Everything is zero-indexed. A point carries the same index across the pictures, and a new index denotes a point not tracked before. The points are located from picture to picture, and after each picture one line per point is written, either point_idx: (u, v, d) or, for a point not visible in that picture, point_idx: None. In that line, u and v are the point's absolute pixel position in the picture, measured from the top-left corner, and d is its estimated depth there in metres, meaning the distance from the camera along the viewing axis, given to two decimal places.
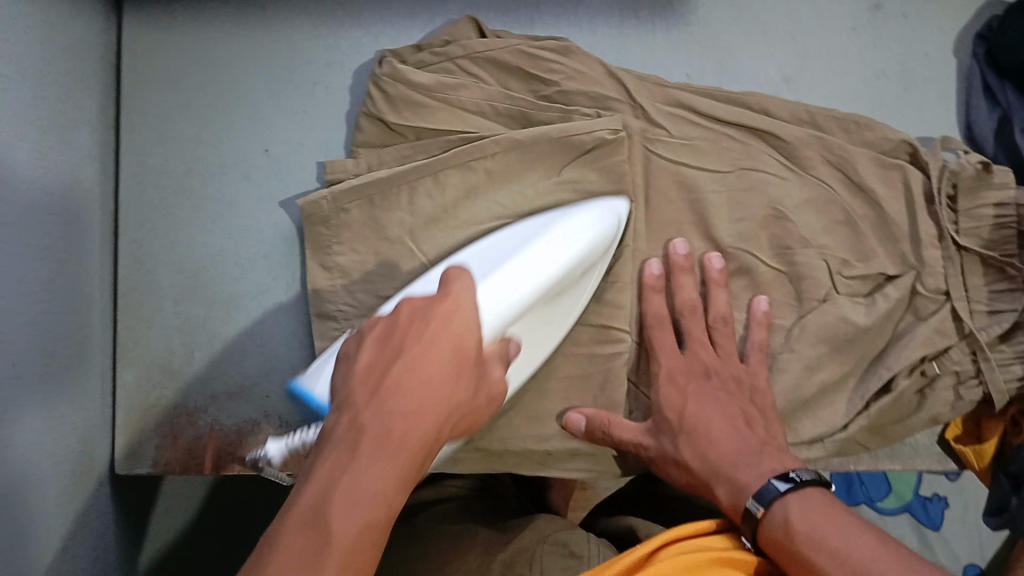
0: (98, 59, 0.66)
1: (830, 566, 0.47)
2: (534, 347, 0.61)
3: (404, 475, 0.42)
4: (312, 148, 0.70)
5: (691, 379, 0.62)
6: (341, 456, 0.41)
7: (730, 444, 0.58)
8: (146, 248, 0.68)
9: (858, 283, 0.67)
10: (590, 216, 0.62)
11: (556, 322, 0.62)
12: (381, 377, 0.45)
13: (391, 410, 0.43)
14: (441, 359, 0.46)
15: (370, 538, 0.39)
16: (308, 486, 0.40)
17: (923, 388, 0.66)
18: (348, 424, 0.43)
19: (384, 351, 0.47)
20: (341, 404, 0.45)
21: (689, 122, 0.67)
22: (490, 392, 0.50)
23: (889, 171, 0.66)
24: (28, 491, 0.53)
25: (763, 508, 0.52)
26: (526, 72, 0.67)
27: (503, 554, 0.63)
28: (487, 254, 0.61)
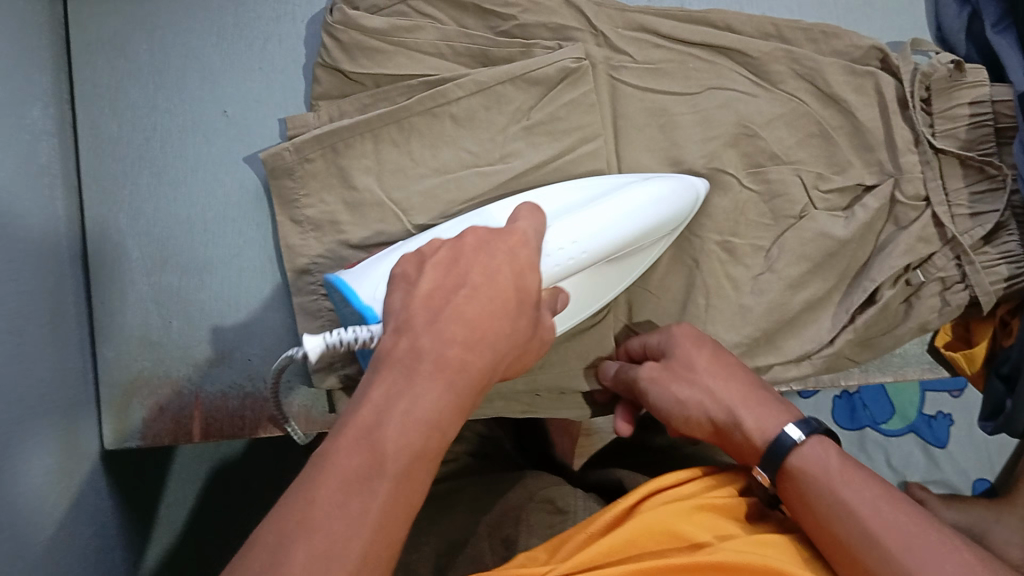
0: (46, 29, 0.64)
1: (873, 519, 0.46)
2: (581, 304, 0.59)
3: (456, 408, 0.40)
4: (271, 104, 0.69)
5: (702, 337, 0.58)
6: (398, 377, 0.39)
7: (751, 386, 0.55)
8: (112, 221, 0.67)
9: (836, 196, 0.66)
10: (674, 181, 0.60)
11: (617, 280, 0.61)
12: (445, 300, 0.42)
13: (451, 335, 0.41)
14: (507, 296, 0.43)
15: (422, 466, 0.38)
16: (364, 403, 0.39)
17: (910, 297, 0.66)
18: (408, 344, 0.40)
19: (447, 275, 0.44)
20: (398, 319, 0.42)
21: (653, 45, 0.66)
22: (544, 342, 0.48)
23: (860, 79, 0.65)
24: (15, 466, 0.53)
25: (802, 441, 0.50)
26: (480, 7, 0.65)
27: (490, 515, 0.62)
28: (544, 201, 0.60)
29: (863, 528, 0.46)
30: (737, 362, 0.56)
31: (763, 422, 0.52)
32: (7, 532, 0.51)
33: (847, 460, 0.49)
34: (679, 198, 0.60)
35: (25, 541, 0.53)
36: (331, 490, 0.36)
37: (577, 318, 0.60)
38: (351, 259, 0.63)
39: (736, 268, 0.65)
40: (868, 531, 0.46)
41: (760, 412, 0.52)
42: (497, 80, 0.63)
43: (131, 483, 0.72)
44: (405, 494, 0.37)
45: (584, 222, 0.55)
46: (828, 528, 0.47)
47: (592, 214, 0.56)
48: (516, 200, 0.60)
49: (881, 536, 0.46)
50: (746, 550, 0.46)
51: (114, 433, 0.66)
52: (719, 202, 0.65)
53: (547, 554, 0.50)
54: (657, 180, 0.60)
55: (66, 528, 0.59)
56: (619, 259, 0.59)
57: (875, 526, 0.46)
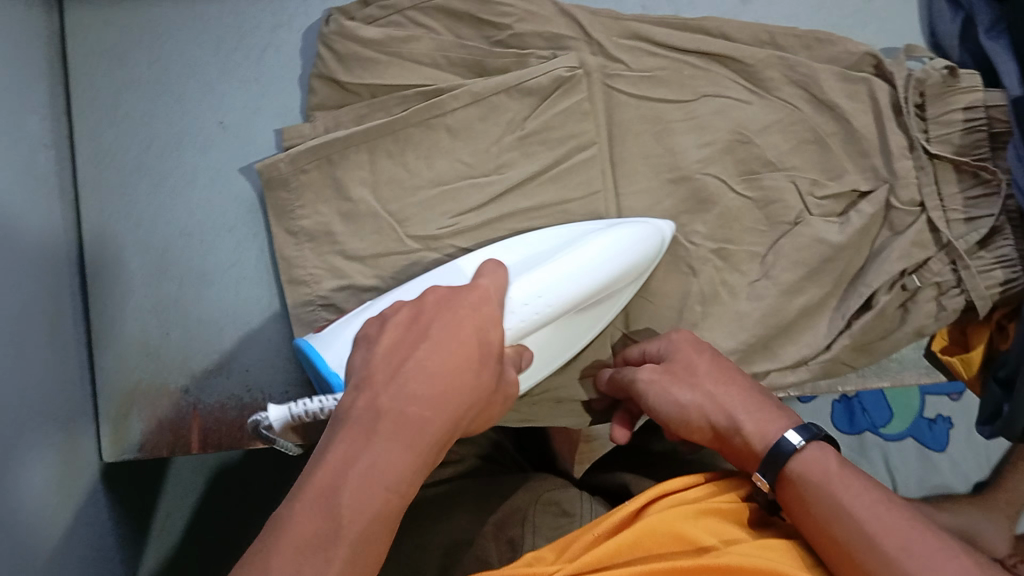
0: (43, 42, 0.65)
1: (874, 526, 0.46)
2: (553, 354, 0.60)
3: (415, 467, 0.40)
4: (267, 115, 0.69)
5: (704, 346, 0.59)
6: (357, 436, 0.40)
7: (749, 391, 0.55)
8: (110, 233, 0.67)
9: (831, 202, 0.66)
10: (631, 229, 0.60)
11: (580, 332, 0.61)
12: (404, 360, 0.43)
13: (409, 396, 0.41)
14: (468, 350, 0.44)
15: (377, 529, 0.38)
16: (322, 462, 0.39)
17: (906, 302, 0.65)
18: (365, 404, 0.41)
19: (407, 333, 0.44)
20: (358, 378, 0.43)
21: (647, 53, 0.66)
22: (509, 394, 0.48)
23: (855, 85, 0.65)
24: (14, 480, 0.53)
25: (804, 445, 0.50)
26: (475, 17, 0.65)
27: (495, 516, 0.62)
28: (510, 250, 0.60)
29: (863, 532, 0.46)
30: (736, 368, 0.57)
31: (763, 425, 0.52)
32: (7, 546, 0.52)
33: (847, 464, 0.49)
34: (636, 245, 0.60)
35: (25, 554, 0.54)
36: (286, 557, 0.36)
37: (544, 371, 0.60)
38: (347, 268, 0.64)
39: (732, 274, 0.66)
40: (867, 536, 0.46)
41: (760, 416, 0.52)
42: (492, 90, 0.63)
43: (130, 492, 0.72)
44: (360, 561, 0.38)
45: (538, 280, 0.55)
46: (829, 532, 0.47)
47: (544, 271, 0.56)
48: (485, 250, 0.61)
49: (880, 539, 0.46)
50: (751, 554, 0.46)
51: (113, 444, 0.66)
52: (715, 208, 0.65)
53: (553, 554, 0.50)
54: (624, 230, 0.60)
55: (65, 540, 0.60)
56: (588, 308, 0.60)
57: (873, 530, 0.46)
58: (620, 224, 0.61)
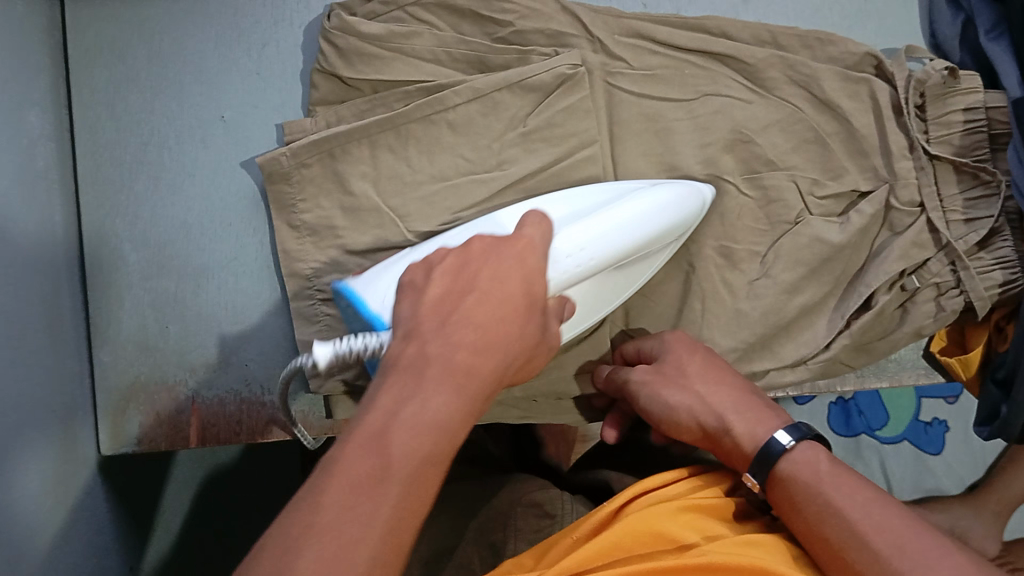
0: (43, 35, 0.64)
1: (865, 521, 0.46)
2: (596, 307, 0.59)
3: (467, 411, 0.40)
4: (268, 109, 0.69)
5: (697, 344, 0.59)
6: (409, 379, 0.40)
7: (741, 391, 0.55)
8: (110, 226, 0.67)
9: (832, 202, 0.66)
10: (675, 189, 0.60)
11: (619, 288, 0.60)
12: (452, 310, 0.43)
13: (461, 340, 0.41)
14: (512, 303, 0.44)
15: (432, 467, 0.38)
16: (375, 403, 0.39)
17: (904, 302, 0.66)
18: (416, 349, 0.41)
19: (454, 284, 0.45)
20: (408, 326, 0.43)
21: (649, 52, 0.66)
22: (549, 349, 0.48)
23: (855, 86, 0.65)
24: (13, 473, 0.53)
25: (792, 445, 0.50)
26: (477, 13, 0.65)
27: (476, 521, 0.63)
28: (550, 202, 0.60)
29: (854, 532, 0.46)
30: (729, 368, 0.57)
31: (752, 427, 0.52)
32: (7, 539, 0.52)
33: (838, 466, 0.50)
34: (680, 204, 0.60)
35: (25, 548, 0.54)
36: (342, 489, 0.35)
37: (581, 326, 0.59)
38: (347, 263, 0.64)
39: (732, 273, 0.65)
40: (858, 536, 0.46)
41: (749, 418, 0.52)
42: (494, 87, 0.63)
43: (129, 487, 0.72)
44: (416, 495, 0.37)
45: (583, 232, 0.55)
46: (820, 531, 0.47)
47: (589, 224, 0.55)
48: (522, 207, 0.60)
49: (871, 540, 0.46)
50: (732, 551, 0.46)
51: (111, 438, 0.66)
52: (715, 207, 0.65)
53: (535, 559, 0.50)
54: (666, 188, 0.60)
55: (65, 535, 0.60)
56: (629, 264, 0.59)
57: (865, 530, 0.46)
58: (666, 183, 0.60)
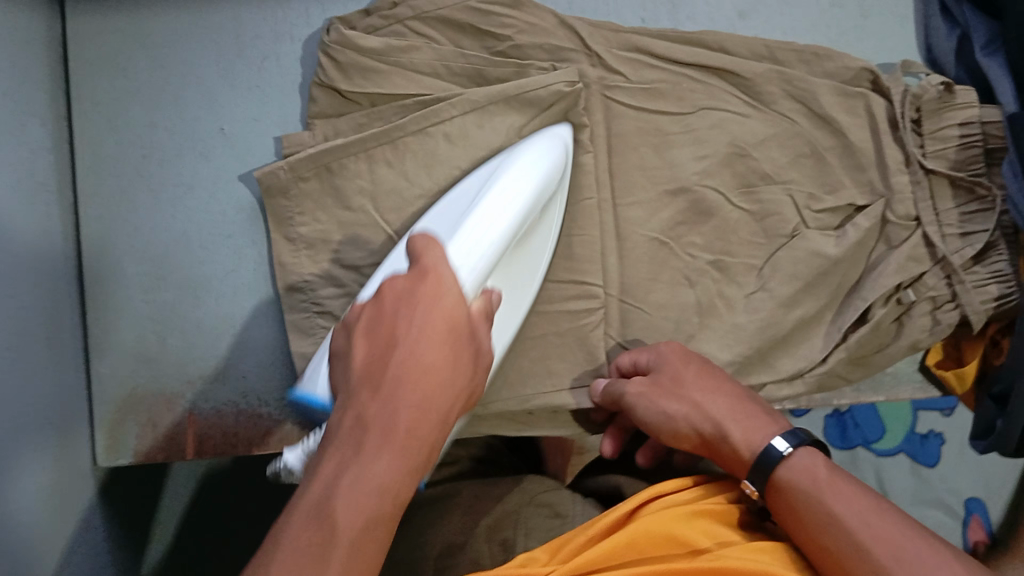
0: (45, 48, 0.65)
1: (862, 527, 0.46)
2: (515, 301, 0.60)
3: (411, 470, 0.40)
4: (269, 122, 0.69)
5: (692, 354, 0.59)
6: (344, 458, 0.39)
7: (738, 398, 0.55)
8: (109, 238, 0.67)
9: (828, 216, 0.66)
10: (539, 148, 0.60)
11: (528, 269, 0.60)
12: (382, 373, 0.41)
13: (396, 404, 0.40)
14: (439, 343, 0.42)
15: (372, 538, 0.38)
16: (311, 488, 0.39)
17: (900, 316, 0.66)
18: (352, 419, 0.40)
19: (376, 339, 0.42)
20: (344, 391, 0.42)
21: (647, 66, 0.66)
22: (488, 365, 0.47)
23: (853, 101, 0.66)
24: (11, 488, 0.53)
25: (789, 454, 0.50)
26: (477, 28, 0.66)
27: (488, 517, 0.62)
28: (440, 220, 0.59)
29: (852, 539, 0.46)
30: (726, 376, 0.57)
31: (751, 434, 0.52)
32: (3, 550, 0.52)
33: (836, 471, 0.50)
34: (550, 160, 0.59)
35: (21, 559, 0.54)
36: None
37: (510, 330, 0.60)
38: (344, 276, 0.64)
39: (729, 286, 0.66)
40: (857, 543, 0.46)
41: (748, 425, 0.53)
42: (492, 101, 0.63)
43: (128, 499, 0.72)
44: (360, 567, 0.37)
45: (474, 231, 0.52)
46: (818, 537, 0.47)
47: (476, 222, 0.52)
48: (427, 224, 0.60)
49: (870, 546, 0.45)
50: (746, 558, 0.46)
51: (107, 451, 0.66)
52: (712, 220, 0.66)
53: (547, 555, 0.51)
54: (519, 158, 0.58)
55: (59, 545, 0.59)
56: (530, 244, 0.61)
57: (864, 537, 0.46)
58: (529, 145, 0.60)
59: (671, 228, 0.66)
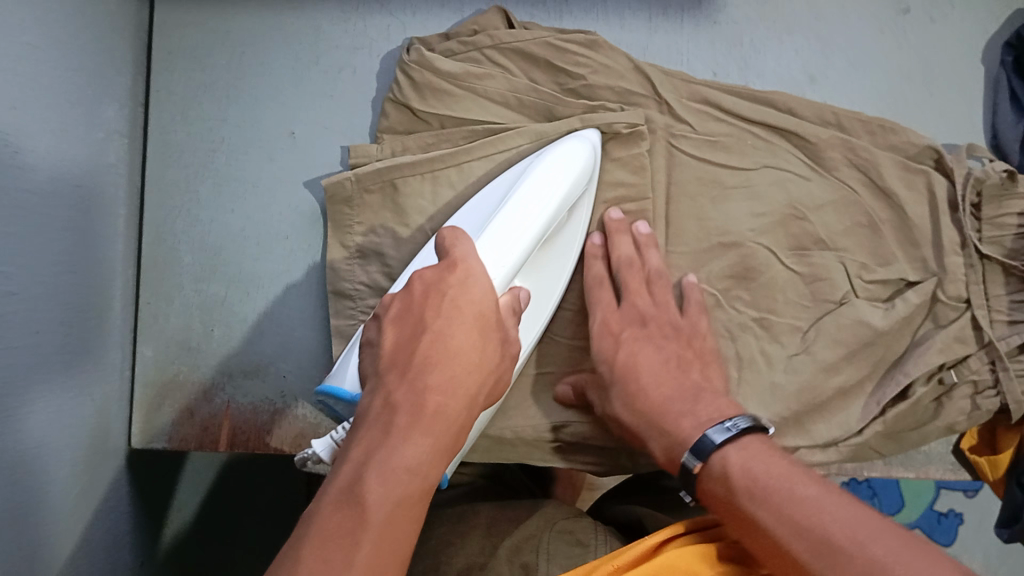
0: (130, 36, 0.67)
1: (776, 522, 0.44)
2: (541, 300, 0.62)
3: (441, 451, 0.41)
4: (337, 131, 0.70)
5: (628, 328, 0.62)
6: (377, 434, 0.40)
7: (658, 409, 0.56)
8: (169, 225, 0.68)
9: (878, 287, 0.66)
10: (565, 149, 0.60)
11: (552, 268, 0.62)
12: (408, 358, 0.43)
13: (426, 384, 0.42)
14: (467, 328, 0.44)
15: (405, 512, 0.39)
16: (343, 467, 0.40)
17: (940, 396, 0.65)
18: (383, 401, 0.42)
19: (404, 326, 0.45)
20: (376, 377, 0.44)
21: (713, 119, 0.67)
22: (514, 353, 0.49)
23: (913, 176, 0.66)
24: (49, 460, 0.54)
25: (699, 464, 0.51)
26: (551, 63, 0.67)
27: (509, 540, 0.62)
28: (467, 220, 0.60)
29: (774, 541, 0.44)
30: (651, 381, 0.58)
31: (669, 453, 0.54)
32: (37, 520, 0.53)
33: (755, 461, 0.48)
34: (577, 161, 0.60)
35: (49, 531, 0.54)
36: (316, 549, 0.36)
37: (534, 332, 0.61)
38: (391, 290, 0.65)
39: (771, 345, 0.66)
40: (775, 541, 0.44)
41: (663, 440, 0.55)
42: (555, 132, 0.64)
43: (150, 481, 0.73)
44: (392, 541, 0.38)
45: (503, 226, 0.55)
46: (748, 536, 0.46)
47: (505, 217, 0.56)
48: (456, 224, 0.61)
49: (791, 546, 0.43)
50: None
51: (142, 433, 0.67)
52: (761, 277, 0.66)
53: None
54: (556, 155, 0.59)
55: (86, 524, 0.60)
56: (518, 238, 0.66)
57: (781, 537, 0.43)
58: (558, 146, 0.60)
59: (719, 280, 0.66)
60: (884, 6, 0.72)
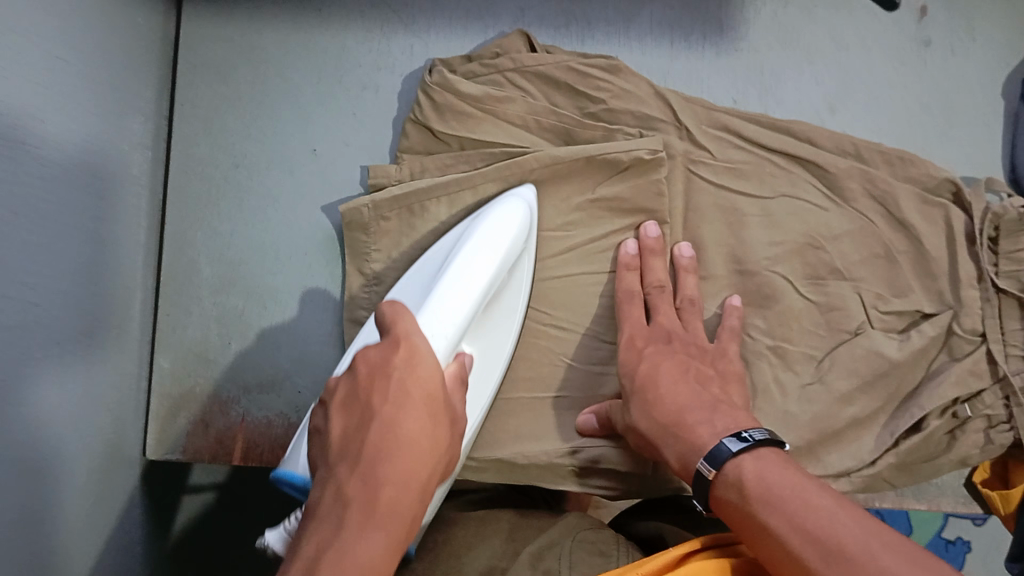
0: (156, 52, 0.68)
1: (789, 532, 0.44)
2: (490, 363, 0.61)
3: (394, 541, 0.41)
4: (357, 150, 0.71)
5: (650, 343, 0.62)
6: (329, 529, 0.40)
7: (673, 419, 0.55)
8: (190, 238, 0.69)
9: (894, 318, 0.66)
10: (499, 212, 0.60)
11: (501, 328, 0.62)
12: (358, 449, 0.43)
13: (377, 475, 0.42)
14: (417, 413, 0.44)
15: None
16: (296, 563, 0.40)
17: (954, 429, 0.65)
18: (334, 492, 0.42)
19: (352, 413, 0.45)
20: (326, 468, 0.44)
21: (732, 145, 0.68)
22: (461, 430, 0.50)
23: (932, 210, 0.66)
24: (66, 470, 0.55)
25: (713, 472, 0.50)
26: (572, 87, 0.68)
27: (531, 546, 0.61)
28: (413, 288, 0.60)
29: (786, 552, 0.43)
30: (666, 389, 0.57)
31: (683, 461, 0.53)
32: (53, 529, 0.54)
33: (771, 470, 0.47)
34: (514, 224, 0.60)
35: (63, 542, 0.55)
36: None
37: (484, 398, 0.60)
38: None
39: (785, 373, 0.66)
40: (793, 554, 0.43)
41: (679, 447, 0.54)
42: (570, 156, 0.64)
43: (162, 487, 0.74)
44: None
45: (445, 295, 0.54)
46: (759, 544, 0.45)
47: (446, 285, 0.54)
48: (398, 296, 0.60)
49: (803, 556, 0.42)
50: None
51: (157, 443, 0.67)
52: (776, 305, 0.66)
53: None
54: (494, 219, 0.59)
55: (99, 533, 0.61)
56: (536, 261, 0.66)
57: (794, 548, 0.43)
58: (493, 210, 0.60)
59: None
60: (904, 38, 0.73)
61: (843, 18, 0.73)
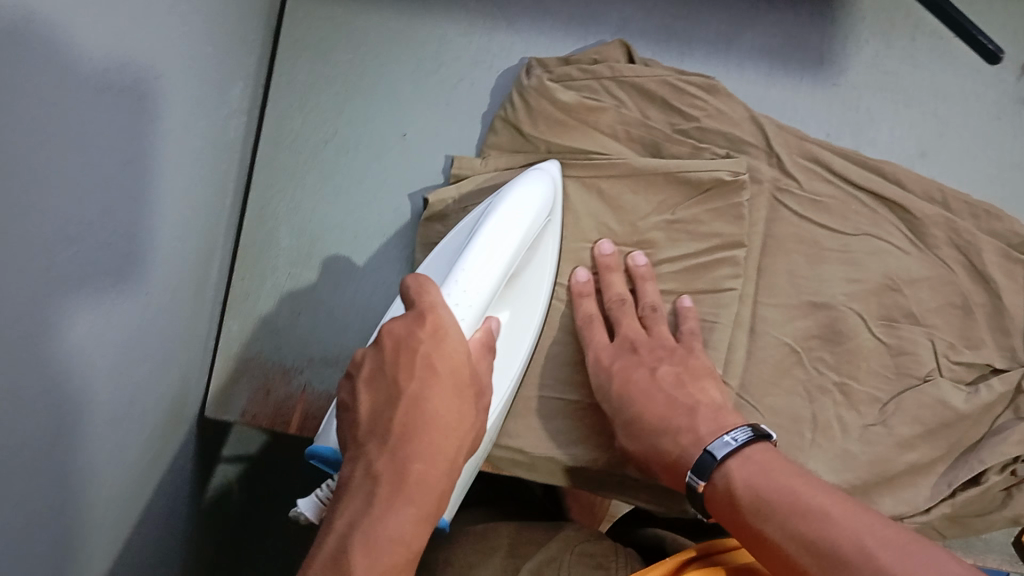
0: (262, 21, 0.69)
1: (783, 537, 0.45)
2: (517, 337, 0.60)
3: (425, 520, 0.41)
4: (446, 141, 0.71)
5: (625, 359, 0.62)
6: (360, 505, 0.40)
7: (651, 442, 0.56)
8: (273, 207, 0.70)
9: (963, 369, 0.66)
10: (527, 185, 0.58)
11: (527, 303, 0.61)
12: (389, 426, 0.42)
13: (408, 454, 0.41)
14: (444, 391, 0.43)
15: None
16: (327, 538, 0.40)
17: (1009, 487, 0.65)
18: (364, 472, 0.41)
19: (381, 391, 0.44)
20: (355, 447, 0.43)
21: (821, 178, 0.68)
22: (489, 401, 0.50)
23: (1013, 266, 0.66)
24: (135, 417, 0.56)
25: (703, 483, 0.51)
26: (668, 103, 0.68)
27: (529, 563, 0.60)
28: (439, 264, 0.59)
29: (784, 558, 0.44)
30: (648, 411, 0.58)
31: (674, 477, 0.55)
32: (116, 474, 0.55)
33: (756, 473, 0.49)
34: (539, 194, 0.58)
35: (122, 487, 0.56)
36: None
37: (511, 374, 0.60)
38: None
39: (848, 412, 0.65)
40: (783, 555, 0.44)
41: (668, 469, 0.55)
42: (650, 168, 0.65)
43: (204, 452, 0.74)
44: None
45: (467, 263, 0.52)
46: (755, 549, 0.47)
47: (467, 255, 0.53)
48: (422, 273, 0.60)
49: (799, 559, 0.43)
50: None
51: (217, 405, 0.67)
52: (848, 342, 0.66)
53: None
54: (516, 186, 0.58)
55: (149, 486, 0.62)
56: (594, 269, 0.67)
57: (790, 553, 0.44)
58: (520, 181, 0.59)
59: (805, 339, 0.66)
60: (1002, 93, 0.73)
61: (943, 66, 0.73)
